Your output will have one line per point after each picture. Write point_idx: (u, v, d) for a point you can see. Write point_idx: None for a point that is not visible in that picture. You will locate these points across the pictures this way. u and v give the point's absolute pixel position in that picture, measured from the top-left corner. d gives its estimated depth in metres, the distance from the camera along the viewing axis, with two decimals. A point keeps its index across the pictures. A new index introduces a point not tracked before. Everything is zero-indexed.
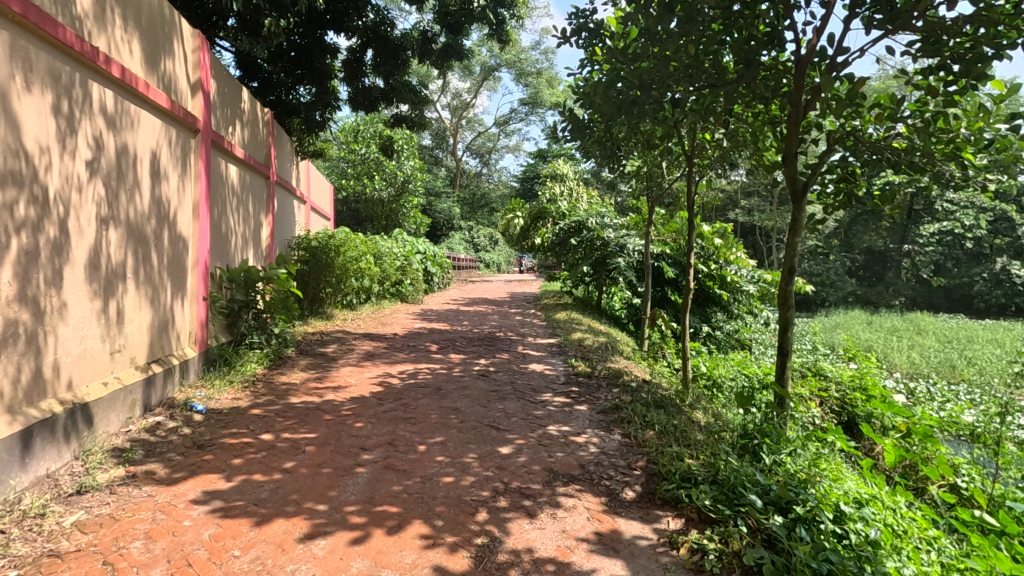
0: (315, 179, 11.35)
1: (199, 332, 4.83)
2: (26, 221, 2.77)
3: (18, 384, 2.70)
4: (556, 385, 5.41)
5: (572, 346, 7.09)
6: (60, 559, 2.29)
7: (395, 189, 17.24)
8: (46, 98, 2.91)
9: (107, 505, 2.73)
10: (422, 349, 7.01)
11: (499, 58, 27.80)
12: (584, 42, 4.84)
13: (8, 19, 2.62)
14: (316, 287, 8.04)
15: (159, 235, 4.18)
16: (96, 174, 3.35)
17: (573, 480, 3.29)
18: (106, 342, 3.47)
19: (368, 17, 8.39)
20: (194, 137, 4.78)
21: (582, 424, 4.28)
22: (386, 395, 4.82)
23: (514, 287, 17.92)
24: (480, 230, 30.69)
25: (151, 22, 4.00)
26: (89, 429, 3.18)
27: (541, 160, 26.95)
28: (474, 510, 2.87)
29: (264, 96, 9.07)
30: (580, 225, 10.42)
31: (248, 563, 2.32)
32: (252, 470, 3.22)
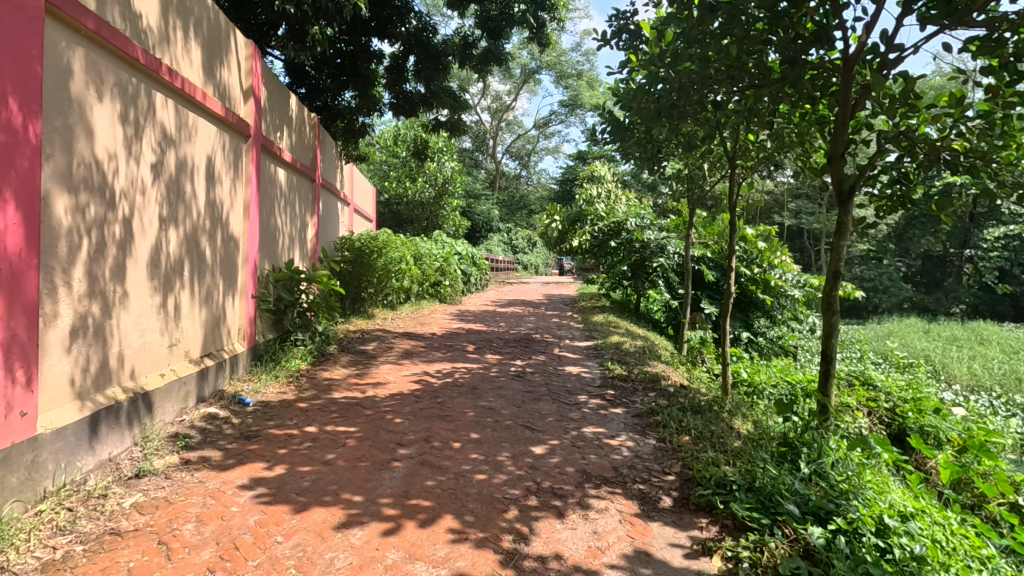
0: (358, 182, 11.65)
1: (248, 328, 5.05)
2: (97, 221, 2.97)
3: (87, 373, 2.91)
4: (591, 388, 5.39)
5: (609, 349, 7.05)
6: (120, 537, 2.45)
7: (435, 191, 17.55)
8: (116, 107, 3.12)
9: (163, 489, 2.91)
10: (460, 348, 7.13)
11: (539, 60, 27.88)
12: (624, 44, 4.84)
13: (82, 34, 2.82)
14: (357, 286, 8.27)
15: (213, 235, 4.41)
16: (158, 178, 3.57)
17: (605, 483, 3.29)
18: (164, 335, 3.70)
19: (410, 24, 8.64)
20: (247, 142, 5.01)
21: (616, 427, 4.26)
22: (424, 393, 4.92)
23: (552, 290, 17.58)
24: (519, 232, 30.87)
25: (209, 34, 4.22)
26: (148, 417, 3.39)
27: (580, 162, 26.74)
28: (505, 507, 2.92)
29: (311, 102, 9.35)
30: (619, 227, 10.36)
31: (289, 549, 2.42)
32: (294, 461, 3.36)
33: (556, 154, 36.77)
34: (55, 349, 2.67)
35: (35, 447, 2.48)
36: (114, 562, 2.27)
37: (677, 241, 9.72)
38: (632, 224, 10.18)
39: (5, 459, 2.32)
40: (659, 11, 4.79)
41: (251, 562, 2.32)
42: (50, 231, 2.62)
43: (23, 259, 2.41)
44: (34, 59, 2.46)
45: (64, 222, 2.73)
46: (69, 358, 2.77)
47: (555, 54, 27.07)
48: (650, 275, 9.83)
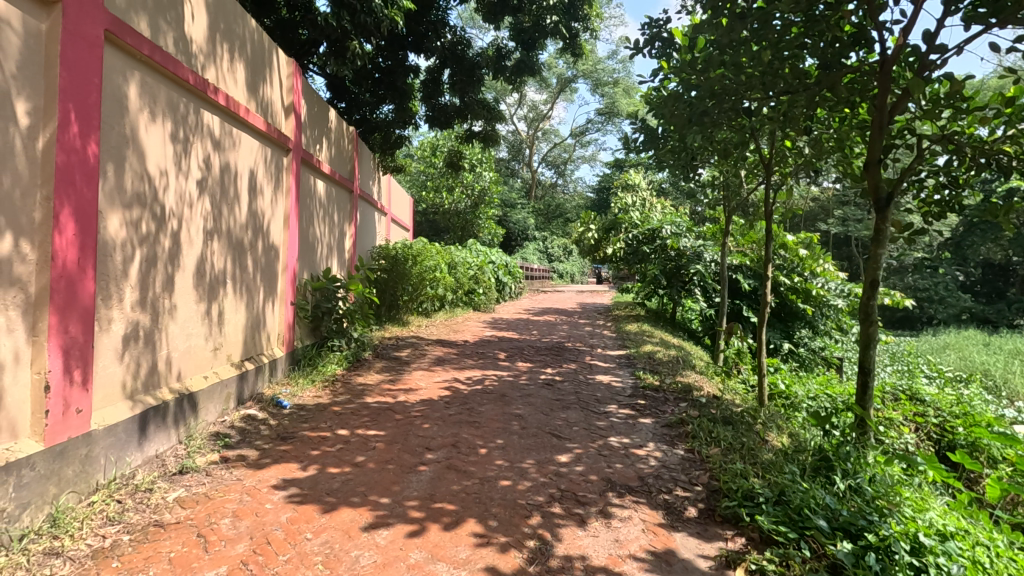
0: (396, 192, 11.92)
1: (287, 334, 5.26)
2: (148, 235, 3.18)
3: (138, 375, 3.11)
4: (621, 397, 5.36)
5: (642, 359, 6.99)
6: (163, 529, 2.60)
7: (472, 201, 17.83)
8: (167, 127, 3.34)
9: (203, 485, 3.07)
10: (491, 355, 7.21)
11: (576, 68, 28.02)
12: (657, 52, 4.85)
13: (138, 60, 3.04)
14: (393, 294, 8.45)
15: (255, 244, 4.62)
16: (204, 192, 3.79)
17: (630, 492, 3.27)
18: (208, 340, 3.90)
19: (446, 38, 8.89)
20: (288, 156, 5.25)
21: (644, 436, 4.24)
22: (453, 399, 5.01)
23: (586, 299, 17.52)
24: (555, 240, 30.91)
25: (253, 54, 4.46)
26: (192, 416, 3.59)
27: (617, 171, 26.61)
28: (529, 513, 2.95)
29: (350, 116, 9.48)
30: (654, 234, 10.21)
31: (318, 546, 2.52)
32: (326, 462, 3.49)
33: (592, 163, 36.68)
34: (108, 352, 2.87)
35: (89, 442, 2.67)
36: (156, 552, 2.41)
37: (714, 249, 9.56)
38: (667, 231, 10.04)
39: (61, 453, 2.50)
40: (693, 18, 4.79)
41: (281, 557, 2.42)
42: (105, 245, 2.82)
43: (80, 270, 2.60)
44: (94, 85, 2.67)
45: (119, 235, 2.93)
46: (121, 362, 2.96)
47: (591, 62, 27.13)
48: (686, 283, 9.68)
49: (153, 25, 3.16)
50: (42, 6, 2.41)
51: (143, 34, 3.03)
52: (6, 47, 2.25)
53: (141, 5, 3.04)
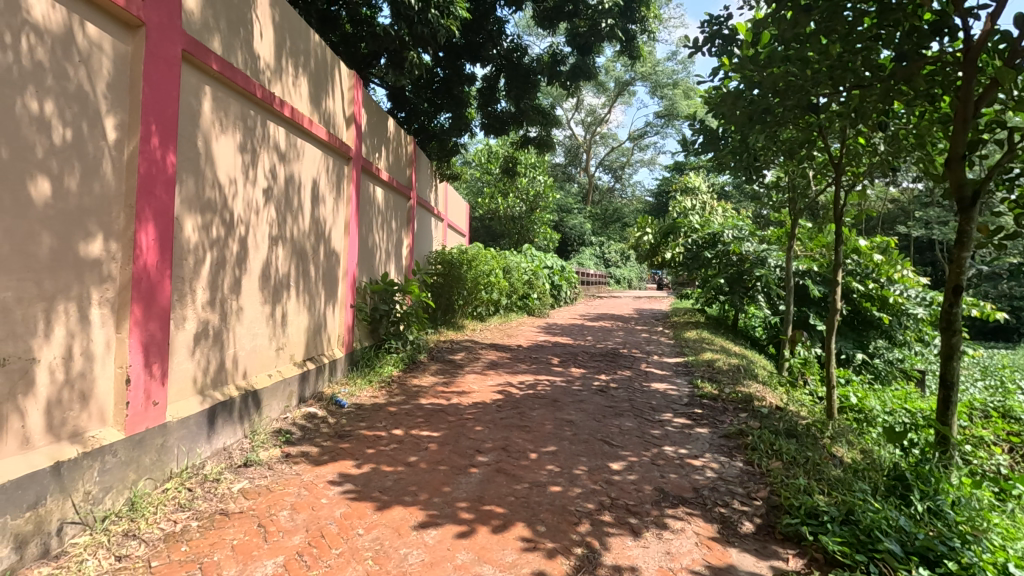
0: (452, 198, 12.14)
1: (346, 336, 5.47)
2: (218, 240, 3.38)
3: (208, 372, 3.31)
4: (677, 406, 5.19)
5: (700, 367, 6.75)
6: (227, 517, 2.75)
7: (528, 206, 17.93)
8: (236, 138, 3.55)
9: (266, 478, 3.23)
10: (545, 360, 7.19)
11: (634, 72, 27.67)
12: (717, 50, 4.71)
13: (210, 76, 3.26)
14: (448, 298, 8.57)
15: (317, 249, 4.84)
16: (270, 200, 4.01)
17: (683, 504, 3.16)
18: (272, 340, 4.11)
19: (502, 46, 9.07)
20: (348, 165, 5.46)
21: (701, 447, 4.08)
22: (505, 403, 5.02)
23: (643, 305, 17.16)
24: (611, 245, 30.57)
25: (316, 68, 4.68)
26: (257, 412, 3.79)
27: (676, 174, 25.96)
28: (578, 520, 2.90)
29: (409, 125, 9.65)
30: (715, 238, 9.82)
31: (369, 541, 2.59)
32: (380, 461, 3.58)
33: (651, 166, 35.98)
34: (182, 349, 3.08)
35: (164, 433, 2.87)
36: (220, 539, 2.55)
37: (779, 253, 9.03)
38: (728, 235, 9.63)
39: (140, 441, 2.70)
40: (756, 13, 4.61)
41: (334, 550, 2.50)
42: (181, 248, 3.04)
43: (158, 271, 2.80)
44: (172, 100, 2.88)
45: (193, 239, 3.14)
46: (193, 359, 3.17)
47: (650, 65, 26.69)
48: (748, 289, 9.27)
49: (225, 44, 3.38)
50: (127, 29, 2.63)
51: (216, 52, 3.24)
52: (98, 68, 2.46)
53: (214, 25, 3.25)
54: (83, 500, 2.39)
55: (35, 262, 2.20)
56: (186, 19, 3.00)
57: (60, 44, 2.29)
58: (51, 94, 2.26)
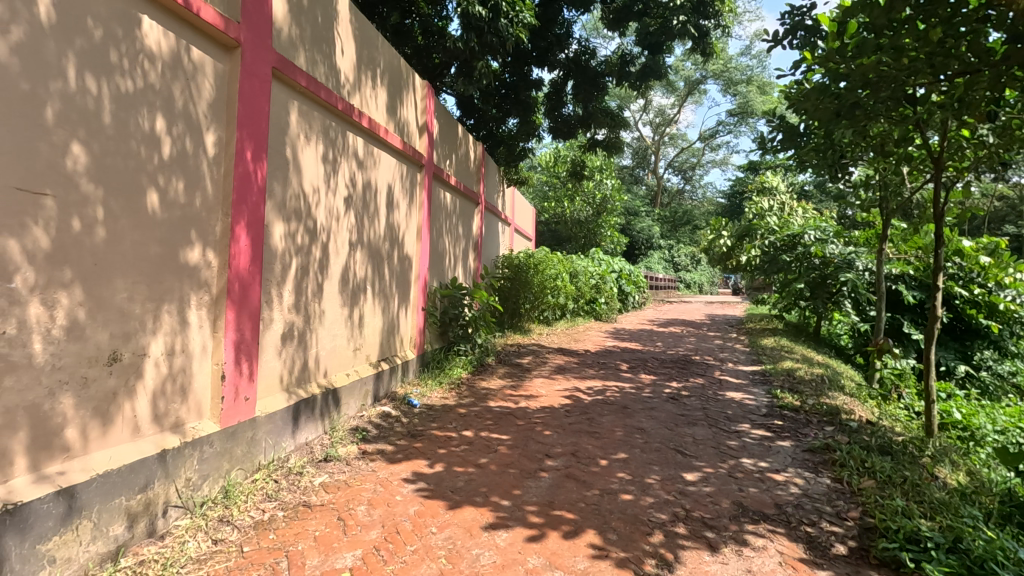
0: (519, 204, 12.24)
1: (417, 338, 5.62)
2: (303, 245, 3.58)
3: (292, 370, 3.50)
4: (755, 417, 4.93)
5: (779, 376, 6.39)
6: (310, 509, 2.89)
7: (594, 209, 17.79)
8: (319, 148, 3.75)
9: (344, 473, 3.37)
10: (613, 366, 7.07)
11: (706, 69, 26.77)
12: (799, 42, 4.48)
13: (297, 90, 3.45)
14: (515, 302, 8.62)
15: (391, 254, 5.01)
16: (349, 207, 4.20)
17: (764, 520, 3.00)
18: (350, 341, 4.29)
19: (570, 50, 9.10)
20: (421, 172, 5.63)
21: (782, 461, 3.86)
22: (573, 409, 4.97)
23: (715, 310, 16.56)
24: (681, 248, 29.68)
25: (392, 79, 4.86)
26: (336, 410, 3.97)
27: (750, 174, 24.85)
28: (650, 531, 2.82)
29: (477, 132, 9.69)
30: (795, 240, 9.22)
31: (442, 540, 2.64)
32: (452, 461, 3.65)
33: (723, 167, 34.66)
34: (270, 349, 3.27)
35: (253, 427, 3.06)
36: (304, 529, 2.69)
37: (867, 255, 8.47)
38: (810, 237, 9.02)
39: (233, 434, 2.90)
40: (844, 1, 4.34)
41: (408, 547, 2.57)
42: (270, 253, 3.24)
43: (249, 274, 3.00)
44: (263, 115, 3.08)
45: (280, 245, 3.33)
46: (279, 358, 3.36)
47: (724, 61, 25.77)
48: (833, 295, 8.56)
49: (310, 60, 3.57)
50: (225, 50, 2.84)
51: (302, 68, 3.44)
52: (201, 87, 2.68)
53: (300, 42, 3.45)
54: (185, 486, 2.59)
55: (146, 265, 2.40)
56: (276, 38, 3.20)
57: (170, 67, 2.50)
58: (161, 112, 2.47)
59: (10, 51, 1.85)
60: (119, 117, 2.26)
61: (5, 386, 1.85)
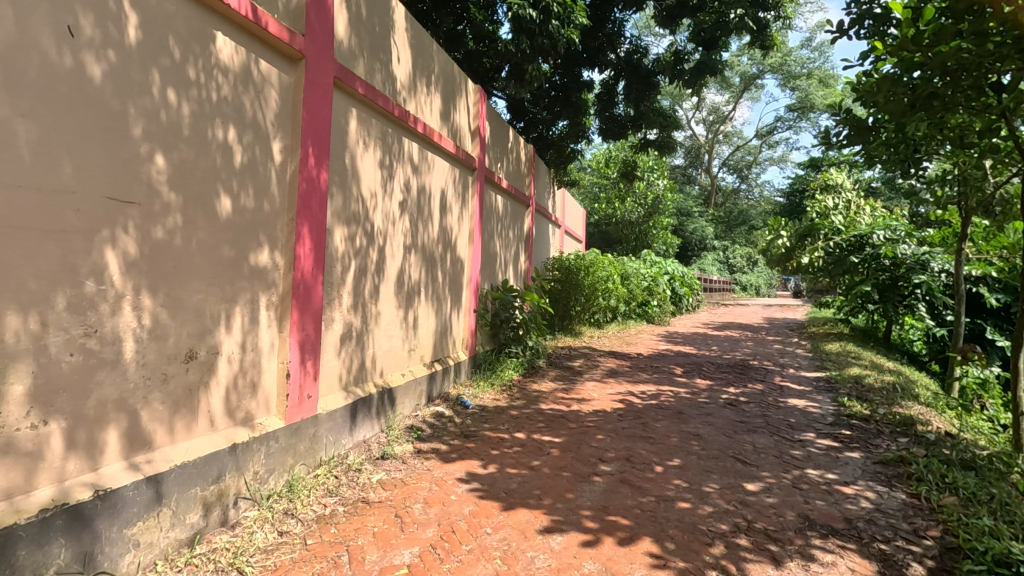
0: (569, 206, 12.18)
1: (469, 339, 5.68)
2: (361, 248, 3.69)
3: (352, 369, 3.61)
4: (820, 426, 4.70)
5: (846, 383, 6.06)
6: (369, 505, 2.97)
7: (646, 211, 17.48)
8: (376, 154, 3.85)
9: (401, 471, 3.44)
10: (667, 370, 6.91)
11: (763, 64, 25.82)
12: (868, 32, 4.25)
13: (356, 98, 3.56)
14: (566, 304, 8.57)
15: (444, 256, 5.09)
16: (405, 210, 4.30)
17: (833, 534, 2.85)
18: (405, 342, 4.39)
19: (621, 50, 9.03)
20: (473, 175, 5.69)
21: (851, 473, 3.65)
22: (626, 413, 4.89)
23: (773, 313, 15.89)
24: (736, 249, 28.67)
25: (446, 84, 4.94)
26: (392, 408, 4.07)
27: (812, 172, 23.73)
28: (711, 541, 2.73)
29: (528, 135, 9.64)
30: (862, 240, 8.68)
31: (497, 541, 2.65)
32: (505, 462, 3.66)
33: (782, 164, 33.27)
34: (331, 349, 3.39)
35: (315, 424, 3.18)
36: (363, 525, 2.76)
37: (944, 256, 7.97)
38: (879, 237, 8.48)
39: (297, 430, 3.02)
40: None
41: (464, 546, 2.59)
42: (331, 256, 3.35)
43: (313, 277, 3.12)
44: (325, 123, 3.20)
45: (340, 248, 3.45)
46: (339, 357, 3.47)
47: (783, 54, 24.78)
48: (906, 298, 8.23)
49: (369, 69, 3.68)
50: (290, 62, 2.96)
51: (361, 77, 3.55)
52: (268, 98, 2.81)
53: (359, 52, 3.56)
54: (253, 479, 2.72)
55: (219, 269, 2.54)
56: (337, 49, 3.32)
57: (241, 80, 2.64)
58: (233, 123, 2.60)
59: (103, 71, 1.99)
60: (196, 128, 2.39)
61: (98, 380, 2.00)
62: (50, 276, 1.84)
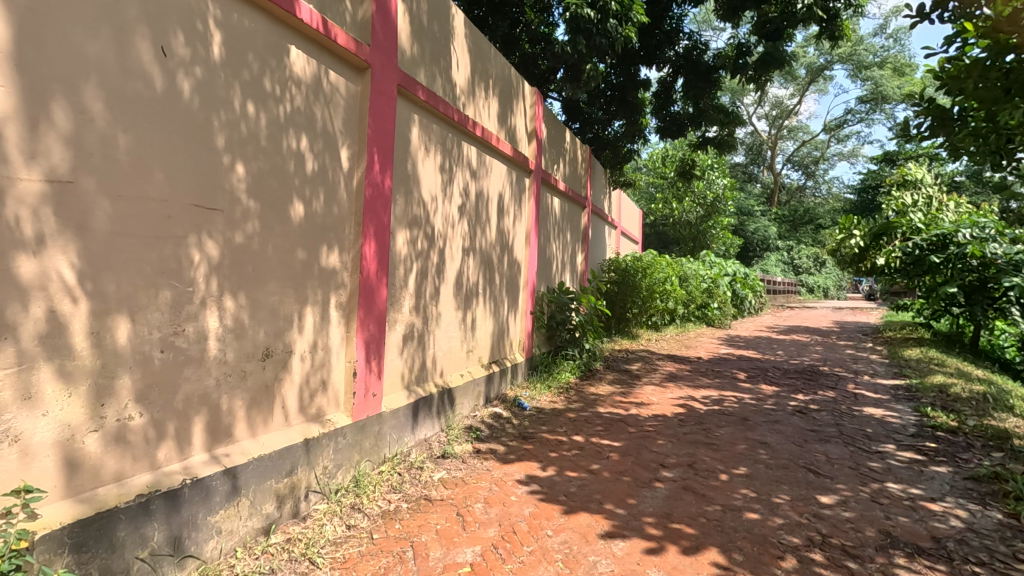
0: (625, 206, 11.99)
1: (526, 341, 5.70)
2: (422, 251, 3.77)
3: (413, 369, 3.70)
4: (900, 437, 4.40)
5: (929, 393, 5.64)
6: (431, 503, 3.03)
7: (704, 210, 16.98)
8: (437, 159, 3.93)
9: (461, 470, 3.49)
10: (730, 375, 6.66)
11: (831, 55, 24.55)
12: (953, 15, 3.97)
13: (418, 105, 3.65)
14: (622, 306, 8.44)
15: (501, 259, 5.13)
16: (464, 214, 4.36)
17: (919, 554, 2.65)
18: (464, 343, 4.45)
19: (680, 46, 8.80)
20: (529, 177, 5.71)
21: (938, 489, 3.40)
22: (688, 418, 4.76)
23: (843, 316, 15.01)
24: (802, 249, 27.28)
25: (503, 88, 4.98)
26: (451, 408, 4.13)
27: (886, 166, 22.30)
28: (782, 554, 2.61)
29: (584, 136, 9.60)
30: (946, 239, 8.01)
31: (558, 544, 2.64)
32: (564, 465, 3.64)
33: (853, 159, 31.44)
34: (394, 349, 3.48)
35: (380, 422, 3.28)
36: (427, 522, 2.82)
37: None
38: (965, 236, 7.81)
39: (363, 427, 3.12)
40: None
41: (525, 547, 2.60)
42: (395, 258, 3.45)
43: (377, 279, 3.21)
44: (389, 129, 3.29)
45: (403, 250, 3.54)
46: (402, 357, 3.56)
47: (853, 43, 23.47)
48: (996, 300, 7.61)
49: (429, 75, 3.76)
50: (357, 72, 3.07)
51: (422, 83, 3.63)
52: (337, 107, 2.92)
53: (421, 60, 3.65)
54: (323, 473, 2.83)
55: (293, 271, 2.66)
56: (400, 57, 3.42)
57: (313, 91, 2.76)
58: (306, 132, 2.72)
59: (191, 87, 2.13)
60: (272, 138, 2.52)
61: (186, 375, 2.14)
62: (148, 279, 1.99)
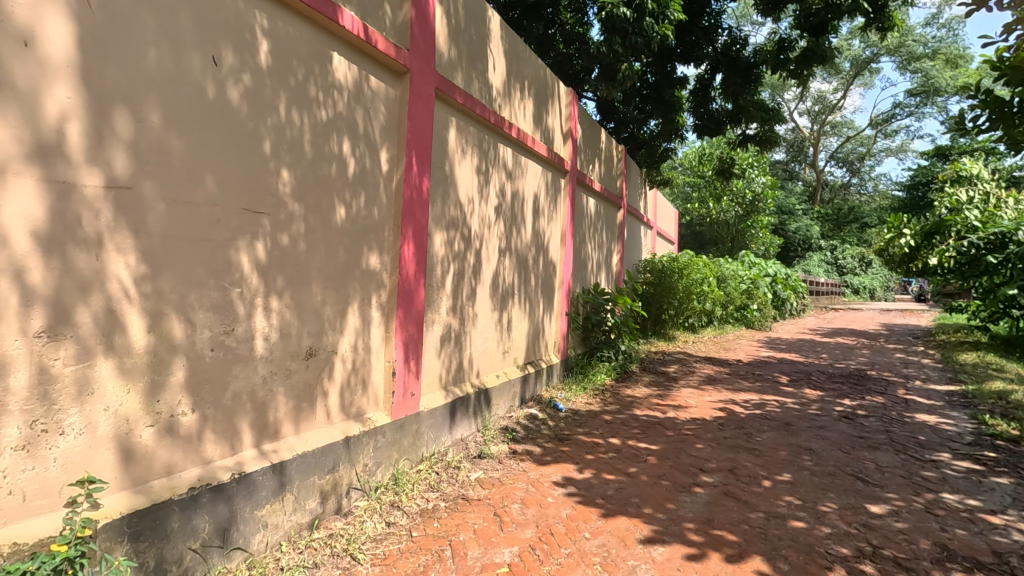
0: (661, 206, 11.80)
1: (561, 343, 5.68)
2: (459, 252, 3.80)
3: (450, 370, 3.73)
4: (956, 446, 4.19)
5: (987, 400, 5.35)
6: (469, 502, 3.05)
7: (743, 210, 16.56)
8: (473, 161, 3.96)
9: (497, 471, 3.50)
10: (771, 379, 6.48)
11: (877, 46, 23.61)
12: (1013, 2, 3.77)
13: (455, 107, 3.69)
14: (658, 308, 8.31)
15: (537, 259, 5.12)
16: (499, 215, 4.38)
17: (979, 569, 2.52)
18: (499, 344, 4.47)
19: (719, 42, 8.63)
20: (564, 177, 5.69)
21: (998, 501, 3.22)
22: (728, 422, 4.65)
23: (891, 319, 14.39)
24: (847, 249, 26.28)
25: (538, 88, 4.98)
26: (487, 409, 4.15)
27: (937, 162, 21.29)
28: (830, 564, 2.52)
29: (619, 135, 9.51)
30: (1005, 238, 7.57)
31: (596, 547, 2.62)
32: (601, 468, 3.61)
33: (902, 155, 30.12)
34: (431, 349, 3.52)
35: (418, 421, 3.32)
36: (464, 521, 2.84)
37: None
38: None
39: (401, 426, 3.17)
40: None
41: (563, 549, 2.59)
42: (432, 260, 3.49)
43: (416, 281, 3.26)
44: (427, 132, 3.33)
45: (440, 252, 3.58)
46: (439, 357, 3.60)
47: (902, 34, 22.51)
48: None
49: (466, 78, 3.79)
50: (396, 76, 3.12)
51: (459, 87, 3.67)
52: (377, 111, 2.98)
53: (458, 63, 3.68)
54: (363, 471, 2.88)
55: (335, 273, 2.72)
56: (438, 61, 3.46)
57: (354, 96, 2.82)
58: (347, 136, 2.78)
59: (240, 94, 2.21)
60: (316, 142, 2.59)
61: (235, 373, 2.22)
62: (200, 280, 2.07)
